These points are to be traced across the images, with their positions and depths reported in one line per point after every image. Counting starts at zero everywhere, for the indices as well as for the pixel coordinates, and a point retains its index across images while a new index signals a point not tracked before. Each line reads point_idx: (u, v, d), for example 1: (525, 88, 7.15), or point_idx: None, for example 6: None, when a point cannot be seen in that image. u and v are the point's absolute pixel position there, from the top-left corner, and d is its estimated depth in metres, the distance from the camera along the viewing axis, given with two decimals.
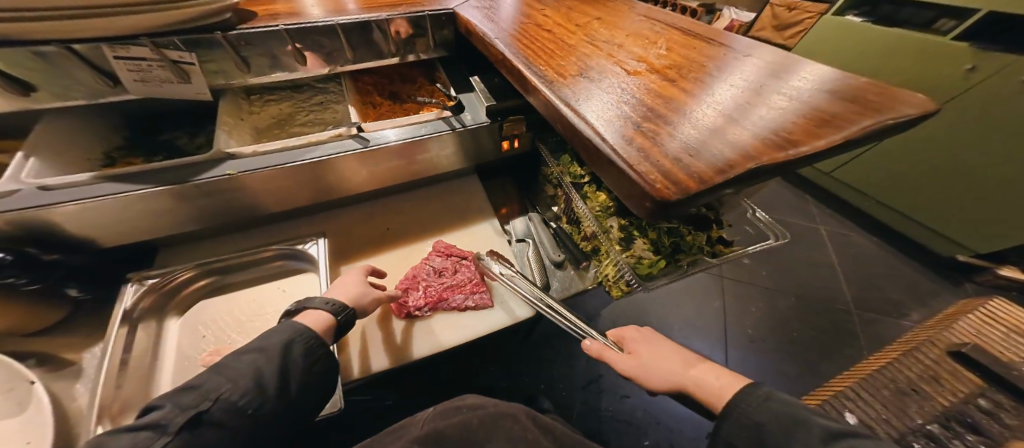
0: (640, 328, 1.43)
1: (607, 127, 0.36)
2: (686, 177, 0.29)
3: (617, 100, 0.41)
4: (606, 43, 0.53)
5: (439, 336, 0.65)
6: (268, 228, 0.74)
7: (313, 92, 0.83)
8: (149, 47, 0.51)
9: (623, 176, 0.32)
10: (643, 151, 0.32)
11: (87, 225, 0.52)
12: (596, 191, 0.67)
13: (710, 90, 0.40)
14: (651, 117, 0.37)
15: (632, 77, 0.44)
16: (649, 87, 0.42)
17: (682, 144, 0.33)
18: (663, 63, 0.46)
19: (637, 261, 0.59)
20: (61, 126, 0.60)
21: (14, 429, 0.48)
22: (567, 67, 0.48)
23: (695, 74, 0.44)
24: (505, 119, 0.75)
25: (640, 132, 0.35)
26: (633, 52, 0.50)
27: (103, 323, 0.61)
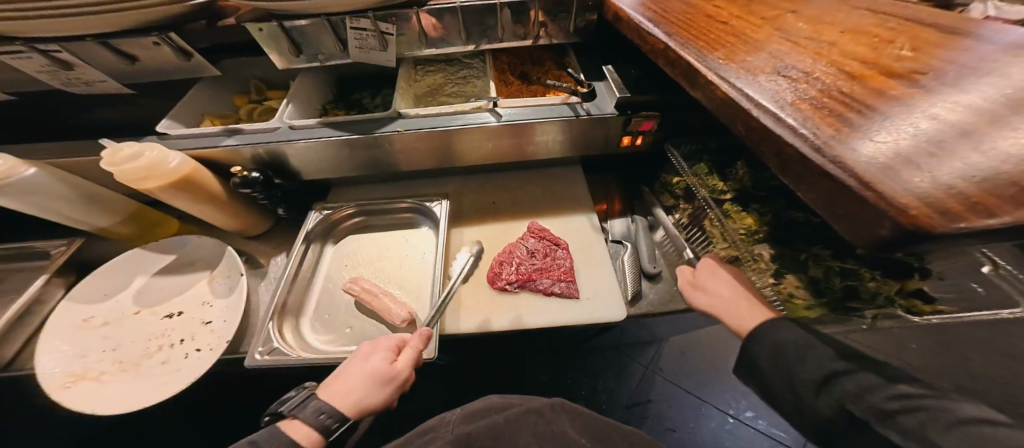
0: (713, 365, 1.25)
1: (817, 133, 0.30)
2: (958, 203, 0.22)
3: (832, 102, 0.33)
4: (809, 40, 0.44)
5: (521, 314, 0.66)
6: (400, 184, 0.85)
7: (460, 67, 0.91)
8: (371, 19, 0.65)
9: (844, 193, 0.27)
10: (888, 167, 0.25)
11: (303, 159, 0.70)
12: (741, 212, 0.61)
13: (982, 90, 0.29)
14: (893, 125, 0.28)
15: (855, 80, 0.35)
16: (886, 92, 0.33)
17: (961, 159, 0.24)
18: (906, 64, 0.36)
19: (787, 299, 0.52)
20: (305, 84, 0.82)
21: (222, 308, 0.65)
22: (755, 64, 0.42)
23: (968, 77, 0.32)
24: (636, 113, 0.71)
25: (871, 141, 0.28)
26: (854, 53, 0.40)
27: (287, 239, 0.79)
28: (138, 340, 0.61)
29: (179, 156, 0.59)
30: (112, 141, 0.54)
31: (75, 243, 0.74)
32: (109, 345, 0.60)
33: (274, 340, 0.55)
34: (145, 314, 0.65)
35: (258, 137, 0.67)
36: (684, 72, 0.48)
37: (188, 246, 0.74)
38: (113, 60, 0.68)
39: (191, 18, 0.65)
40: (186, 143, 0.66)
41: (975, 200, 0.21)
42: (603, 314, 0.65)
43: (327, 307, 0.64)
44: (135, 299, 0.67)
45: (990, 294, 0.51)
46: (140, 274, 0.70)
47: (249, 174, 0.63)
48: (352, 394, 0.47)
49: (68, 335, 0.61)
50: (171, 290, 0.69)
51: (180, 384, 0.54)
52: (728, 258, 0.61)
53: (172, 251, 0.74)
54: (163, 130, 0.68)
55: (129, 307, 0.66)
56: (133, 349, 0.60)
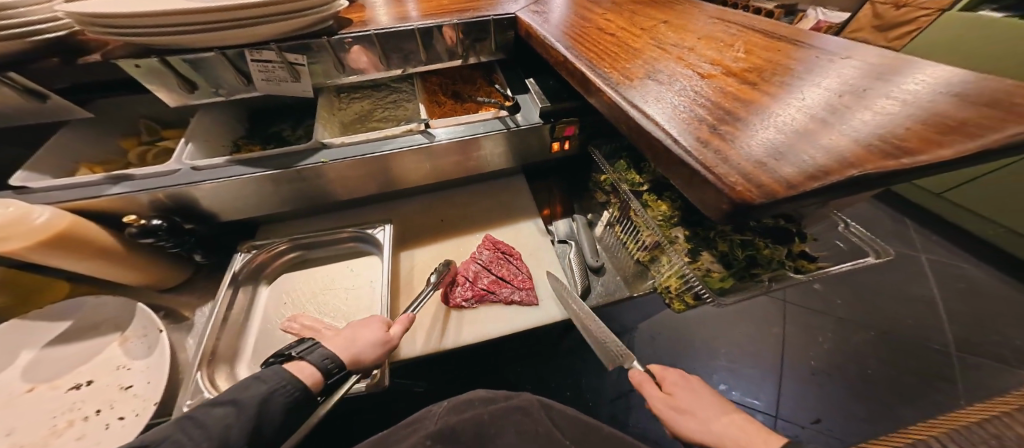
0: (682, 344, 1.40)
1: (678, 128, 0.36)
2: (772, 181, 0.27)
3: (689, 101, 0.39)
4: (675, 47, 0.52)
5: (480, 326, 0.65)
6: (340, 214, 0.83)
7: (388, 90, 0.90)
8: (275, 50, 0.63)
9: (698, 177, 0.31)
10: (724, 155, 0.31)
11: (213, 200, 0.64)
12: (657, 201, 0.68)
13: (797, 93, 0.37)
14: (732, 122, 0.34)
15: (705, 79, 0.42)
16: (728, 90, 0.39)
17: (764, 146, 0.31)
18: (740, 64, 0.44)
19: (705, 274, 0.59)
20: (208, 121, 0.73)
21: (143, 369, 0.57)
22: (631, 71, 0.48)
23: (783, 75, 0.40)
24: (559, 120, 0.77)
25: (716, 134, 0.34)
26: (707, 55, 0.48)
27: (210, 289, 0.71)
28: (35, 420, 0.50)
29: (48, 210, 0.48)
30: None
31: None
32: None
33: (205, 393, 0.49)
34: (42, 390, 0.54)
35: (155, 182, 0.59)
36: (582, 81, 0.53)
37: (84, 309, 0.62)
38: None
39: (38, 54, 0.57)
40: (52, 195, 0.55)
41: (775, 178, 0.27)
42: (558, 311, 0.67)
43: (262, 354, 0.58)
44: (24, 375, 0.54)
45: (849, 249, 0.63)
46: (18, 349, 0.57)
47: (148, 222, 0.55)
48: (354, 347, 0.49)
49: None
50: (70, 361, 0.57)
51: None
52: (655, 243, 0.67)
53: (65, 316, 0.61)
54: (22, 183, 0.55)
55: (12, 387, 0.53)
56: (24, 434, 0.49)
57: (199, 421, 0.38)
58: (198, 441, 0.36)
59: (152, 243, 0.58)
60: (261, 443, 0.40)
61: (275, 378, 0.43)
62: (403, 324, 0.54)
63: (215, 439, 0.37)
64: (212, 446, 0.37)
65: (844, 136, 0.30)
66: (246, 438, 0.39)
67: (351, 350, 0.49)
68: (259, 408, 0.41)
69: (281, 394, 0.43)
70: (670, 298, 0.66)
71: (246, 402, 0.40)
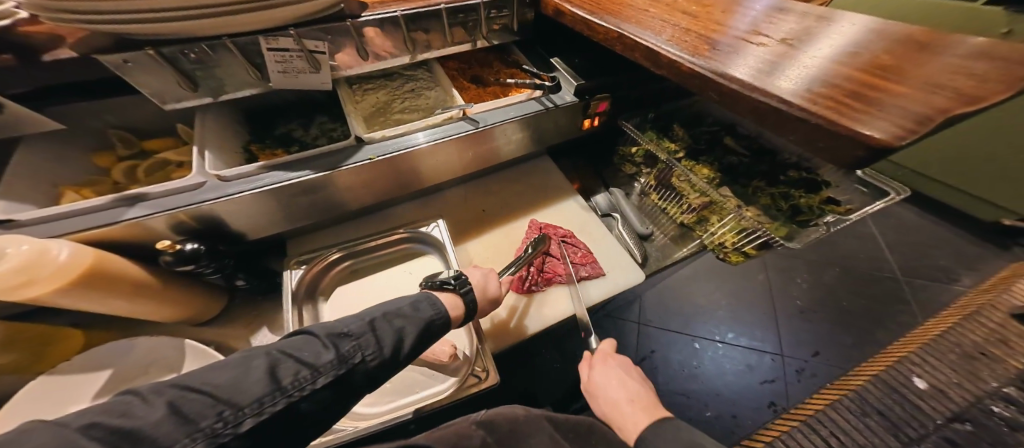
0: (692, 302, 1.53)
1: (778, 90, 0.39)
2: (901, 125, 0.31)
3: (770, 65, 0.43)
4: (717, 18, 0.55)
5: (557, 307, 0.66)
6: (376, 216, 0.78)
7: (403, 79, 0.83)
8: (294, 37, 0.55)
9: (819, 129, 0.36)
10: (839, 109, 0.35)
11: (251, 212, 0.57)
12: (697, 166, 0.74)
13: (849, 52, 0.42)
14: (823, 81, 0.39)
15: (767, 46, 0.46)
16: (792, 54, 0.44)
17: (870, 98, 0.35)
18: (794, 30, 0.48)
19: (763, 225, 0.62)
20: (211, 124, 0.62)
21: None
22: (694, 42, 0.50)
23: (819, 40, 0.45)
24: (593, 97, 0.77)
25: (817, 93, 0.37)
26: (753, 25, 0.51)
27: (252, 316, 0.63)
28: None
29: (66, 244, 0.41)
30: None
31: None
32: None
33: None
34: None
35: (178, 199, 0.51)
36: (646, 55, 0.54)
37: (129, 351, 0.50)
38: None
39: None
40: (55, 227, 0.45)
41: (898, 121, 0.32)
42: (626, 281, 0.70)
43: None
44: None
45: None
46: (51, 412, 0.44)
47: (183, 246, 0.48)
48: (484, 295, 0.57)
49: None
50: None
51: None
52: (705, 204, 0.71)
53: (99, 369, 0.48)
54: (7, 214, 0.44)
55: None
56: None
57: (378, 325, 0.44)
58: (373, 345, 0.42)
59: (190, 271, 0.51)
60: (409, 359, 0.46)
61: (434, 306, 0.50)
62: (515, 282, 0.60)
63: (381, 348, 0.43)
64: (381, 351, 0.43)
65: (937, 81, 0.34)
66: (400, 355, 0.44)
67: (484, 293, 0.56)
68: (414, 333, 0.46)
69: (429, 325, 0.48)
70: (724, 253, 0.71)
71: (413, 319, 0.47)
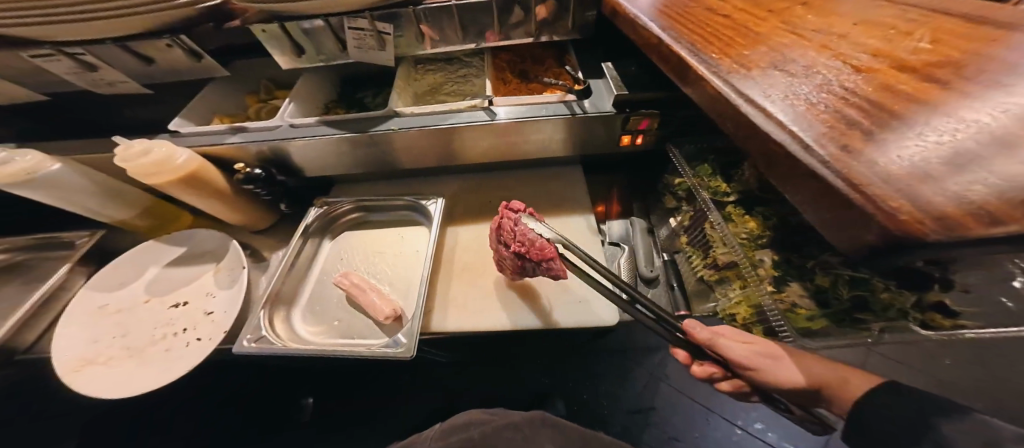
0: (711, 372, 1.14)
1: (812, 133, 0.26)
2: (979, 208, 0.18)
3: (833, 101, 0.28)
4: (814, 33, 0.39)
5: (512, 315, 0.64)
6: (398, 182, 0.87)
7: (459, 65, 0.89)
8: (368, 18, 0.65)
9: (831, 195, 0.23)
10: (886, 173, 0.22)
11: (299, 158, 0.71)
12: (744, 216, 0.59)
13: (1011, 89, 0.24)
14: (917, 127, 0.23)
15: (857, 74, 0.30)
16: (892, 87, 0.28)
17: (960, 160, 0.20)
18: (920, 57, 0.30)
19: (790, 309, 0.50)
20: (310, 82, 0.81)
21: (222, 299, 0.65)
22: (745, 56, 0.38)
23: (958, 67, 0.28)
24: (635, 112, 0.67)
25: (872, 143, 0.24)
26: (860, 44, 0.35)
27: (284, 236, 0.79)
28: (146, 328, 0.63)
29: (186, 152, 0.60)
30: (121, 137, 0.53)
31: (96, 236, 0.76)
32: (119, 331, 0.62)
33: (263, 329, 0.54)
34: (153, 303, 0.67)
35: (262, 136, 0.67)
36: (678, 67, 0.43)
37: (198, 237, 0.76)
38: (130, 58, 0.65)
39: None
40: (190, 140, 0.66)
41: (980, 204, 0.18)
42: (603, 316, 0.62)
43: (318, 300, 0.64)
44: (146, 288, 0.69)
45: None
46: (152, 264, 0.72)
47: (251, 170, 0.65)
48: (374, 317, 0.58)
49: (86, 320, 0.64)
50: (178, 281, 0.70)
51: (176, 372, 0.55)
52: (729, 263, 0.59)
53: (184, 243, 0.75)
54: (175, 128, 0.67)
55: (140, 295, 0.68)
56: (140, 336, 0.61)
57: None
58: None
59: (247, 188, 0.67)
60: None
61: None
62: (383, 315, 0.57)
63: None
64: None
65: None
66: None
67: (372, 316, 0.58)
68: None
69: None
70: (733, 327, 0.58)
71: None
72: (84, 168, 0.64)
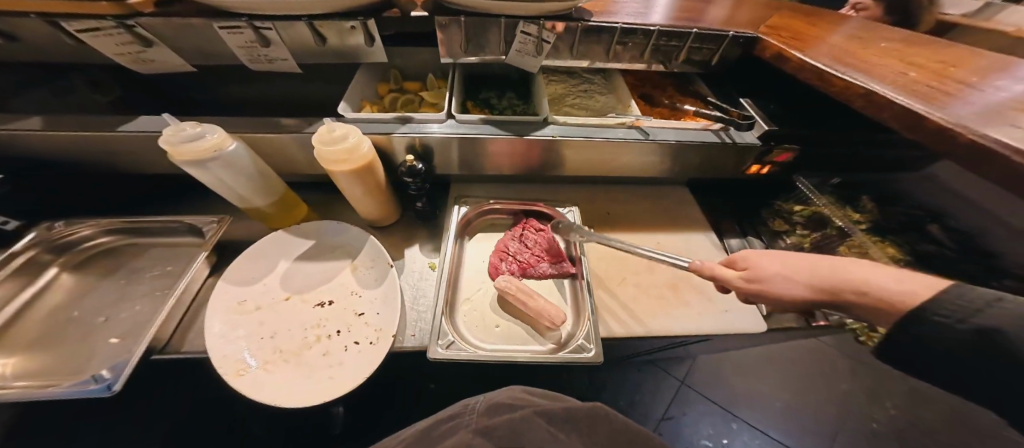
0: (739, 384, 1.32)
1: None
2: None
3: None
4: (1017, 101, 0.45)
5: (662, 321, 0.64)
6: (516, 187, 0.89)
7: (581, 80, 0.91)
8: (540, 25, 0.66)
9: None
10: None
11: (447, 151, 0.73)
12: (883, 242, 0.67)
13: None
14: None
15: None
16: None
17: None
18: None
19: None
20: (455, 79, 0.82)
21: (372, 300, 0.64)
22: (981, 115, 0.43)
23: None
24: (778, 145, 0.73)
25: None
26: None
27: (410, 232, 0.79)
28: (295, 328, 0.59)
29: (368, 143, 0.59)
30: (329, 120, 0.55)
31: (226, 222, 0.71)
32: (266, 331, 0.58)
33: (449, 335, 0.56)
34: (295, 301, 0.64)
35: (428, 127, 0.70)
36: (895, 118, 0.48)
37: (329, 232, 0.75)
38: (309, 38, 0.63)
39: None
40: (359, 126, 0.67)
41: None
42: (755, 326, 0.63)
43: (473, 303, 0.65)
44: (283, 283, 0.66)
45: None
46: (284, 257, 0.70)
47: (416, 164, 0.66)
48: (542, 316, 0.60)
49: (226, 317, 0.59)
50: (317, 278, 0.68)
51: (350, 378, 0.51)
52: None
53: (313, 237, 0.73)
54: (341, 113, 0.68)
55: (279, 292, 0.64)
56: (292, 337, 0.57)
57: None
58: None
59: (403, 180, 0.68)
60: None
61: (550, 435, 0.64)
62: (552, 319, 0.60)
63: None
64: None
65: None
66: None
67: (540, 315, 0.60)
68: None
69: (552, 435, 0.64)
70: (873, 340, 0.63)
71: None
72: (246, 152, 0.60)
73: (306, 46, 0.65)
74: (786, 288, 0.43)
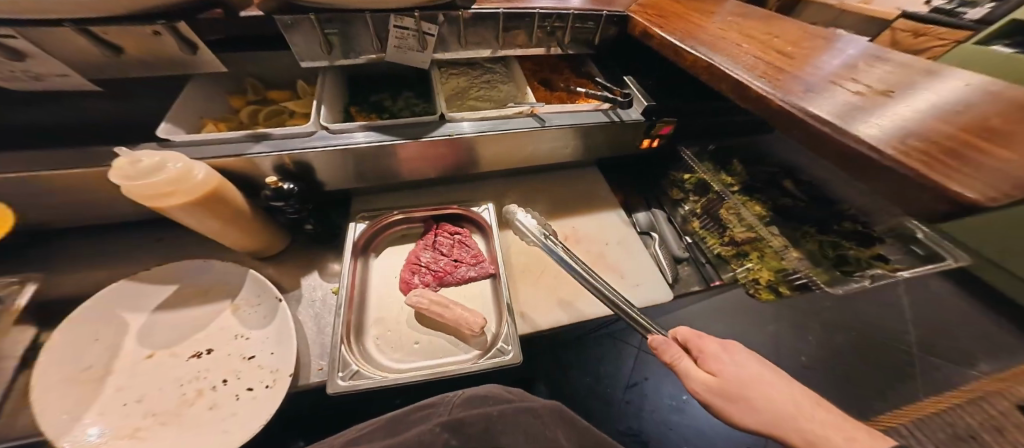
0: None
1: (871, 138, 0.38)
2: (999, 185, 0.30)
3: (867, 115, 0.41)
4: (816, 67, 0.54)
5: (579, 307, 0.66)
6: (428, 191, 0.83)
7: (482, 70, 0.87)
8: (416, 18, 0.60)
9: (908, 181, 0.35)
10: (940, 163, 0.33)
11: (327, 166, 0.64)
12: (751, 201, 0.77)
13: (958, 112, 0.40)
14: (928, 136, 0.37)
15: (864, 97, 0.45)
16: (894, 109, 0.42)
17: (965, 156, 0.34)
18: (890, 88, 0.46)
19: (811, 268, 0.64)
20: (329, 82, 0.71)
21: (263, 339, 0.53)
22: (787, 83, 0.50)
23: (917, 96, 0.44)
24: (660, 119, 0.79)
25: (912, 146, 0.36)
26: (849, 76, 0.50)
27: (306, 261, 0.69)
28: (166, 387, 0.47)
29: (204, 168, 0.50)
30: (125, 148, 0.43)
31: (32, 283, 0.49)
32: (131, 396, 0.45)
33: (354, 364, 0.50)
34: (162, 356, 0.50)
35: (294, 143, 0.60)
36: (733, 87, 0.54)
37: (194, 270, 0.59)
38: (88, 47, 0.50)
39: None
40: (196, 150, 0.54)
41: (997, 182, 0.30)
42: (660, 295, 0.70)
43: (384, 325, 0.58)
44: (140, 340, 0.51)
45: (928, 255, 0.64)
46: (132, 309, 0.54)
47: (283, 185, 0.57)
48: (457, 323, 0.56)
49: (63, 389, 0.44)
50: (189, 326, 0.54)
51: (243, 433, 0.43)
52: (748, 240, 0.73)
53: (177, 280, 0.58)
54: (165, 135, 0.54)
55: (138, 349, 0.50)
56: (165, 399, 0.46)
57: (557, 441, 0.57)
58: None
59: (273, 205, 0.58)
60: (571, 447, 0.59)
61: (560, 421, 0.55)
62: (468, 325, 0.56)
63: None
64: None
65: None
66: None
67: (455, 322, 0.57)
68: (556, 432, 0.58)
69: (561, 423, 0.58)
70: (756, 290, 0.71)
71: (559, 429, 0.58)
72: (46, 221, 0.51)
73: (90, 54, 0.52)
74: (745, 415, 0.41)
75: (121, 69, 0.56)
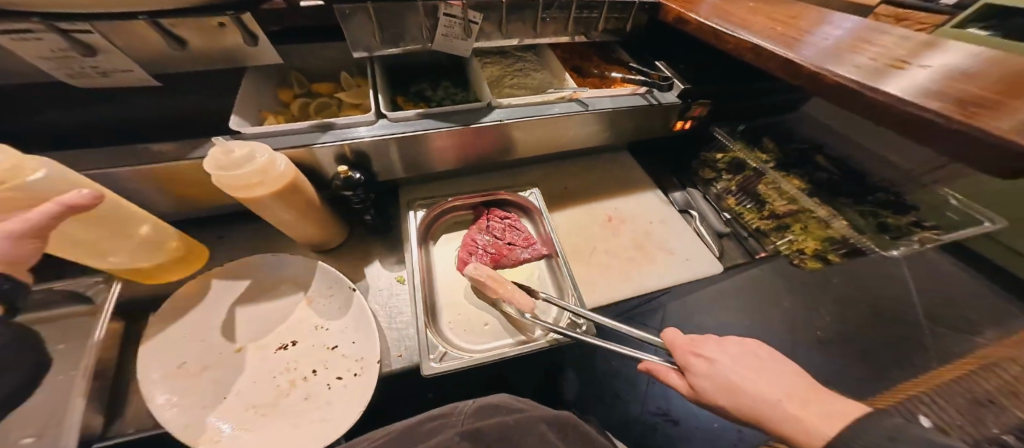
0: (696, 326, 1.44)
1: (932, 105, 0.41)
2: None
3: (923, 85, 0.44)
4: (860, 44, 0.56)
5: (632, 282, 0.70)
6: (469, 179, 0.86)
7: (515, 59, 0.88)
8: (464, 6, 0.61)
9: (976, 144, 0.37)
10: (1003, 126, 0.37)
11: (384, 156, 0.66)
12: (789, 176, 0.81)
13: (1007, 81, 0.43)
14: (987, 103, 0.40)
15: (914, 70, 0.48)
16: (946, 79, 0.45)
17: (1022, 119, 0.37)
18: (937, 61, 0.49)
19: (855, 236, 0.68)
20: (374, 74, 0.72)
21: (343, 330, 0.56)
22: (836, 61, 0.53)
23: (967, 68, 0.47)
24: (695, 100, 0.81)
25: (973, 111, 0.39)
26: (894, 52, 0.53)
27: (362, 250, 0.72)
28: (259, 381, 0.50)
29: (285, 160, 0.51)
30: (223, 138, 0.44)
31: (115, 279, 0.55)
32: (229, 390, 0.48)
33: (441, 346, 0.53)
34: (250, 350, 0.53)
35: (355, 132, 0.61)
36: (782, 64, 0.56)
37: (266, 265, 0.62)
38: (158, 41, 0.52)
39: None
40: (267, 142, 0.56)
41: None
42: (708, 267, 0.74)
43: (456, 306, 0.61)
44: (226, 335, 0.54)
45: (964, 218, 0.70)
46: (213, 305, 0.56)
47: (353, 174, 0.58)
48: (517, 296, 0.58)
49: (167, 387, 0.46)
50: (268, 318, 0.57)
51: (342, 421, 0.46)
52: (790, 212, 0.77)
53: (247, 275, 0.60)
54: (236, 127, 0.56)
55: (225, 345, 0.53)
56: (261, 390, 0.49)
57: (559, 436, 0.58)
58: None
59: (341, 194, 0.60)
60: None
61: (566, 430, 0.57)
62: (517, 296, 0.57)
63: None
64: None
65: None
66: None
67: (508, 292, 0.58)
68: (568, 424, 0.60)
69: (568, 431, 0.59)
70: (801, 261, 0.74)
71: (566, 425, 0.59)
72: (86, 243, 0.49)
73: (157, 49, 0.53)
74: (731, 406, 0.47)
75: (182, 62, 0.57)
